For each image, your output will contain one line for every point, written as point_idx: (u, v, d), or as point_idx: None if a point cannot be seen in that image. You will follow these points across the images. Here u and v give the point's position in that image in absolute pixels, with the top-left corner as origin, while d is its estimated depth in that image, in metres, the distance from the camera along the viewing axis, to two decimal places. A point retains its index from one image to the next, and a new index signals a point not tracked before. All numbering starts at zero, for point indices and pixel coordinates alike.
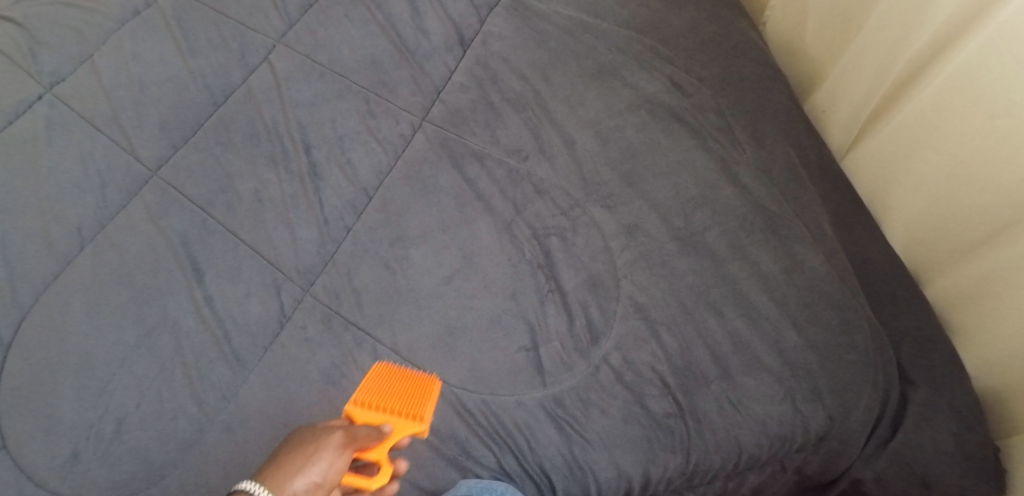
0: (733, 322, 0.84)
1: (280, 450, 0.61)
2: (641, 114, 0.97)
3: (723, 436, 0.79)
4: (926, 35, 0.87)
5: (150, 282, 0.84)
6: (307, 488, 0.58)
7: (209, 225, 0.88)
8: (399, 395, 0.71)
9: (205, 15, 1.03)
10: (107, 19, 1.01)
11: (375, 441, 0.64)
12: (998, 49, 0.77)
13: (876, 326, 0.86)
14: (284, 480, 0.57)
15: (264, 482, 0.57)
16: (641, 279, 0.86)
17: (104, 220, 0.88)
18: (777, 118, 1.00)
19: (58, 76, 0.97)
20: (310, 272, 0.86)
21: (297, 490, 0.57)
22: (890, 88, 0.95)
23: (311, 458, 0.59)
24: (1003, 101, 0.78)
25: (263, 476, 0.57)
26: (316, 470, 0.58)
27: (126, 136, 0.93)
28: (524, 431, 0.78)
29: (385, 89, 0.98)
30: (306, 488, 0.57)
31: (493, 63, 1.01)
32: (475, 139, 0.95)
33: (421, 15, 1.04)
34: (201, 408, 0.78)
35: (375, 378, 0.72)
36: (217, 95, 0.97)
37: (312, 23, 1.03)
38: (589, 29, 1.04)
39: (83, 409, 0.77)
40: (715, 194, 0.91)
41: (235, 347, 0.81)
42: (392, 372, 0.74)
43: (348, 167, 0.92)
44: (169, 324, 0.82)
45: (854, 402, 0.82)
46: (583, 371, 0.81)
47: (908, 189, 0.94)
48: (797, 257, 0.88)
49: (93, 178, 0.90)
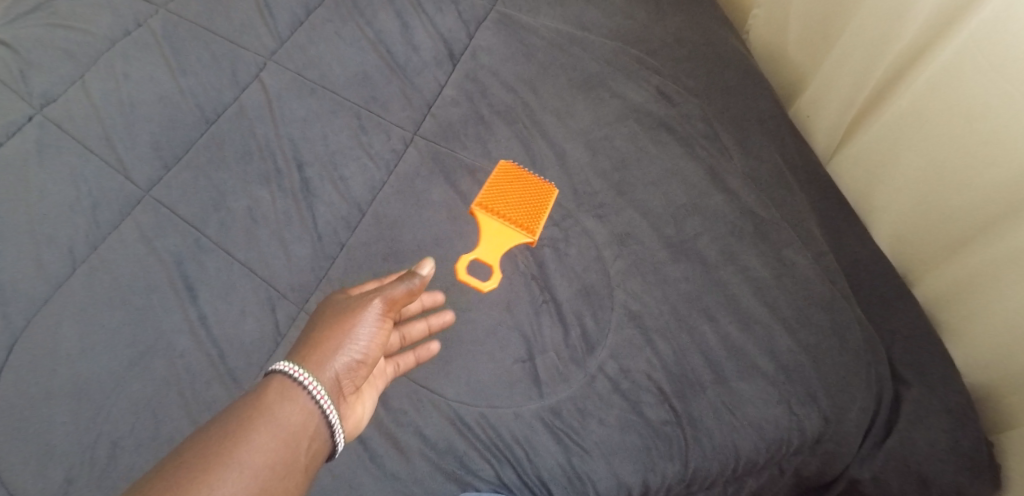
0: (726, 328, 0.85)
1: (314, 329, 0.63)
2: (630, 124, 0.99)
3: (720, 442, 0.80)
4: (904, 42, 0.89)
5: (144, 302, 0.84)
6: (348, 365, 0.61)
7: (202, 244, 0.88)
8: (522, 203, 0.90)
9: (195, 34, 1.04)
10: (98, 40, 1.02)
11: (411, 298, 0.70)
12: (974, 54, 0.79)
13: (867, 328, 0.87)
14: (325, 358, 0.60)
15: (304, 363, 0.59)
16: (634, 288, 0.87)
17: (97, 242, 0.87)
18: (763, 125, 1.02)
19: (48, 97, 0.97)
20: (305, 289, 0.86)
21: (342, 367, 0.61)
22: (870, 94, 0.97)
23: (351, 338, 0.62)
24: (981, 104, 0.80)
25: (301, 356, 0.59)
26: (356, 349, 0.62)
27: (118, 156, 0.93)
28: (522, 443, 0.78)
29: (376, 105, 0.99)
30: (348, 366, 0.61)
31: (482, 77, 1.02)
32: (467, 153, 0.96)
33: (410, 31, 1.05)
34: (196, 429, 0.77)
35: (501, 177, 0.92)
36: (208, 114, 0.97)
37: (303, 41, 1.03)
38: (577, 42, 1.06)
39: (77, 432, 0.77)
40: (704, 201, 0.93)
41: (230, 366, 0.81)
42: (514, 173, 0.92)
43: (341, 183, 0.93)
44: (163, 345, 0.82)
45: (849, 403, 0.82)
46: (580, 381, 0.81)
47: (893, 191, 0.95)
48: (786, 261, 0.89)
49: (84, 200, 0.90)
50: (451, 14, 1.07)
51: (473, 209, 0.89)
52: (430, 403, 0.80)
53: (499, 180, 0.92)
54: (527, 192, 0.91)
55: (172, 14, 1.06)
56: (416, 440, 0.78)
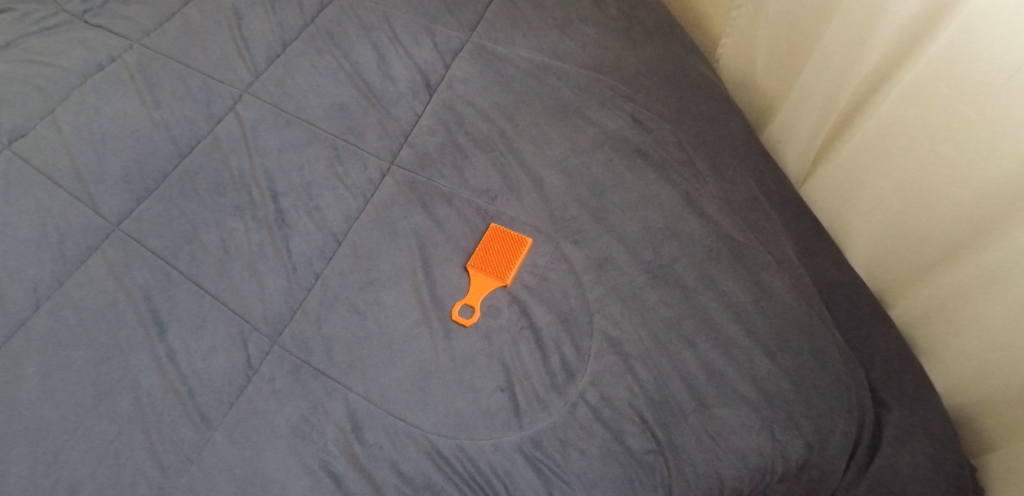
0: (706, 354, 0.84)
1: None
2: (606, 150, 0.99)
3: (703, 470, 0.78)
4: (865, 70, 0.90)
5: (110, 339, 0.81)
6: None
7: (173, 278, 0.86)
8: (498, 260, 0.88)
9: (170, 68, 1.03)
10: (70, 74, 1.01)
11: None
12: (935, 79, 0.80)
13: (846, 350, 0.87)
14: None
15: None
16: (613, 313, 0.86)
17: (63, 278, 0.85)
18: (738, 149, 1.02)
19: (17, 132, 0.96)
20: (278, 321, 0.84)
21: None
22: (836, 121, 0.98)
23: None
24: (946, 128, 0.81)
25: None
26: None
27: (87, 190, 0.91)
28: (502, 476, 0.76)
29: (353, 135, 0.99)
30: None
31: (459, 106, 1.02)
32: (444, 181, 0.95)
33: (387, 62, 1.06)
34: (161, 471, 0.74)
35: (489, 240, 0.90)
36: (182, 146, 0.96)
37: (278, 73, 1.03)
38: (552, 71, 1.07)
39: (35, 477, 0.73)
40: (681, 225, 0.93)
41: (199, 403, 0.78)
42: (502, 235, 0.90)
43: (316, 213, 0.92)
44: (129, 383, 0.79)
45: (831, 428, 0.82)
46: (560, 409, 0.80)
47: (866, 214, 0.96)
48: (764, 285, 0.89)
49: (51, 234, 0.88)
50: (427, 46, 1.08)
51: (468, 267, 0.88)
52: (406, 436, 0.77)
53: (490, 241, 0.90)
54: (512, 261, 0.88)
55: (147, 48, 1.05)
56: (392, 475, 0.76)
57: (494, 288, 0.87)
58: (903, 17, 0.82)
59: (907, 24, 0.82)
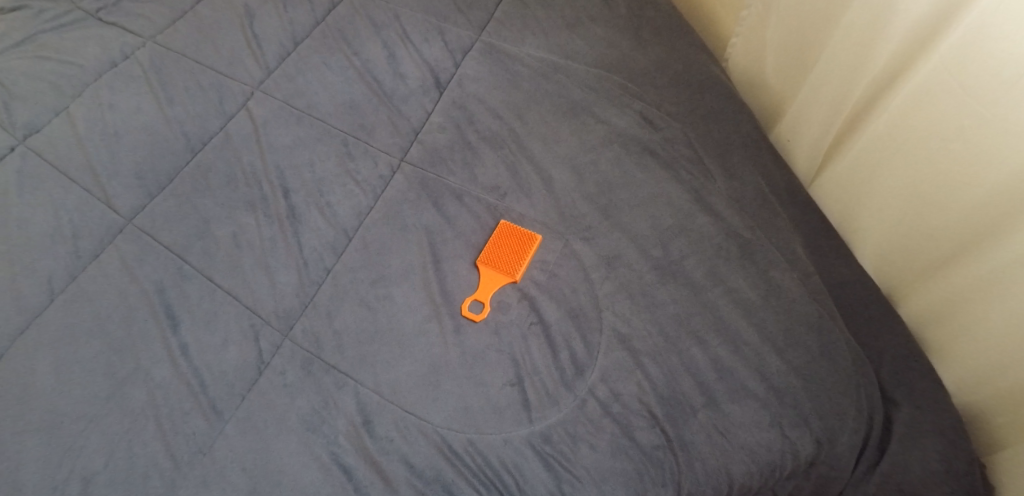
0: (716, 350, 0.84)
1: None
2: (615, 148, 1.00)
3: (712, 465, 0.78)
4: (876, 69, 0.90)
5: (123, 332, 0.82)
6: None
7: (186, 272, 0.87)
8: (508, 255, 0.89)
9: (184, 66, 1.04)
10: (84, 71, 1.02)
11: None
12: (943, 78, 0.81)
13: (855, 348, 0.87)
14: None
15: None
16: (623, 310, 0.86)
17: (76, 271, 0.86)
18: (747, 148, 1.03)
19: (31, 128, 0.97)
20: (289, 315, 0.84)
21: None
22: (846, 120, 0.98)
23: None
24: (956, 125, 0.81)
25: None
26: None
27: (101, 185, 0.92)
28: (512, 470, 0.76)
29: (364, 132, 0.99)
30: None
31: (469, 104, 1.03)
32: (454, 178, 0.96)
33: (397, 61, 1.07)
34: (173, 462, 0.75)
35: (498, 236, 0.90)
36: (194, 142, 0.97)
37: (290, 70, 1.04)
38: (561, 70, 1.07)
39: (47, 468, 0.74)
40: (690, 222, 0.93)
41: (210, 395, 0.79)
42: (511, 232, 0.91)
43: (328, 209, 0.92)
44: (142, 375, 0.80)
45: (841, 425, 0.82)
46: (570, 404, 0.80)
47: (877, 212, 0.97)
48: (773, 282, 0.89)
49: (64, 229, 0.88)
50: (436, 45, 1.08)
51: (478, 263, 0.88)
52: (417, 430, 0.78)
53: (500, 238, 0.90)
54: (521, 256, 0.89)
55: (160, 46, 1.06)
56: (402, 468, 0.76)
57: (503, 283, 0.88)
58: (914, 16, 0.82)
59: (919, 22, 0.82)
